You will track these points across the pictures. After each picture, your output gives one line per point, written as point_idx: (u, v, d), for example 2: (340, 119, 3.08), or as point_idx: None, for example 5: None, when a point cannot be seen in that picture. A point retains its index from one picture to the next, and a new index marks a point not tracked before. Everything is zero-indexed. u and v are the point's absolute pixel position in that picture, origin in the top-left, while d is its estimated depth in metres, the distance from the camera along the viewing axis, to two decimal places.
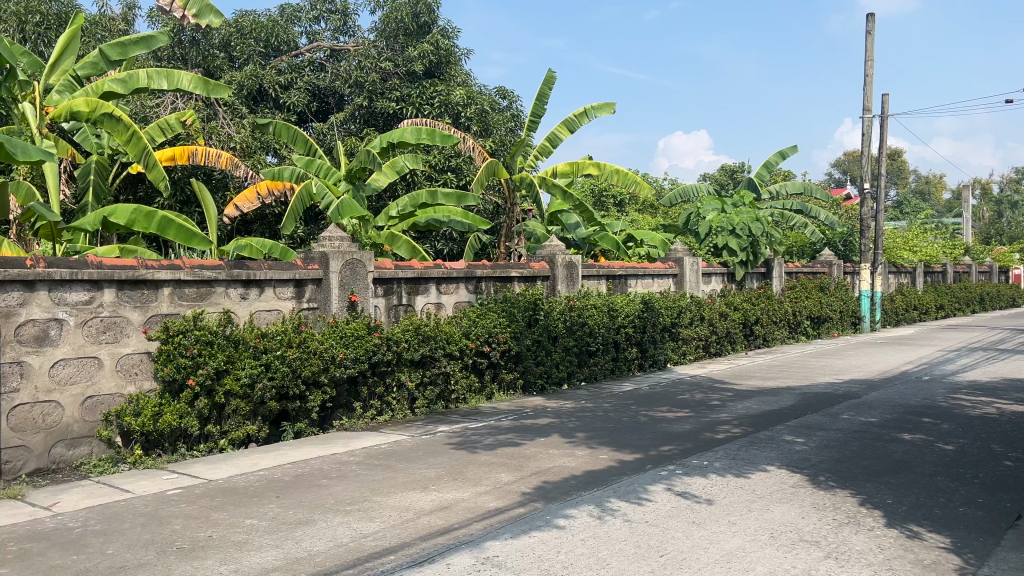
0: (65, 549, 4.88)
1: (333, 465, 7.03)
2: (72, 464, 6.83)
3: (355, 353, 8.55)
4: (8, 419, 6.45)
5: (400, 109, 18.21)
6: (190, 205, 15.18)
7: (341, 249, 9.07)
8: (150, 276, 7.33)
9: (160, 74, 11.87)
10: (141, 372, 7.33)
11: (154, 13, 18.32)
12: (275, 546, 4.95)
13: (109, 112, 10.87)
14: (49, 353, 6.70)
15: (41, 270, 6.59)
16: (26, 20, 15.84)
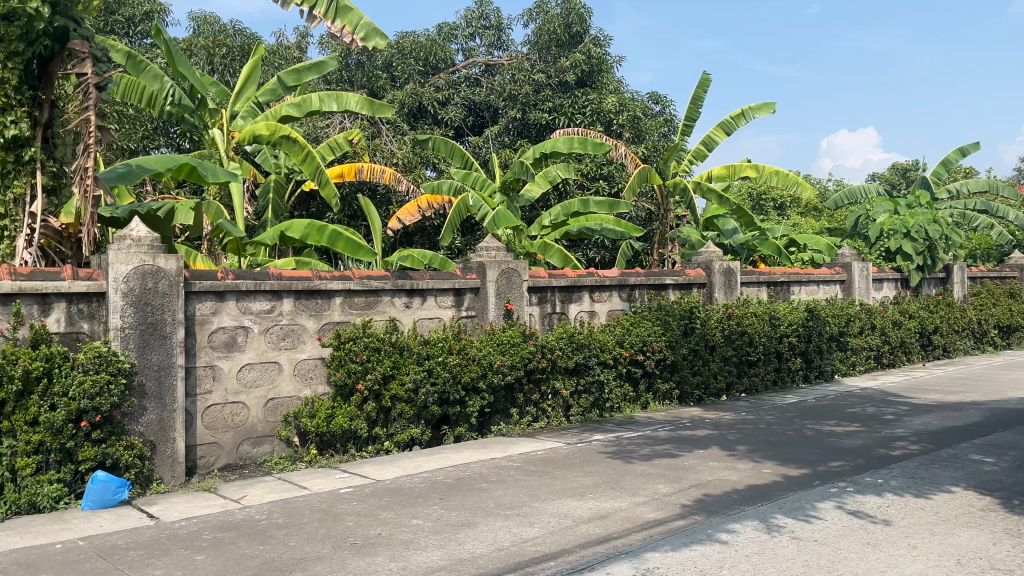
0: (253, 539, 5.30)
1: (491, 470, 7.19)
2: (257, 460, 7.41)
3: (511, 359, 8.72)
4: (203, 418, 7.07)
5: (553, 119, 18.46)
6: (357, 219, 16.05)
7: (498, 259, 9.27)
8: (323, 286, 7.80)
9: (330, 96, 12.63)
10: (316, 377, 7.84)
11: (324, 40, 19.56)
12: (440, 547, 5.14)
13: (286, 135, 11.71)
14: (237, 358, 7.30)
15: (230, 282, 7.21)
16: (214, 53, 17.34)
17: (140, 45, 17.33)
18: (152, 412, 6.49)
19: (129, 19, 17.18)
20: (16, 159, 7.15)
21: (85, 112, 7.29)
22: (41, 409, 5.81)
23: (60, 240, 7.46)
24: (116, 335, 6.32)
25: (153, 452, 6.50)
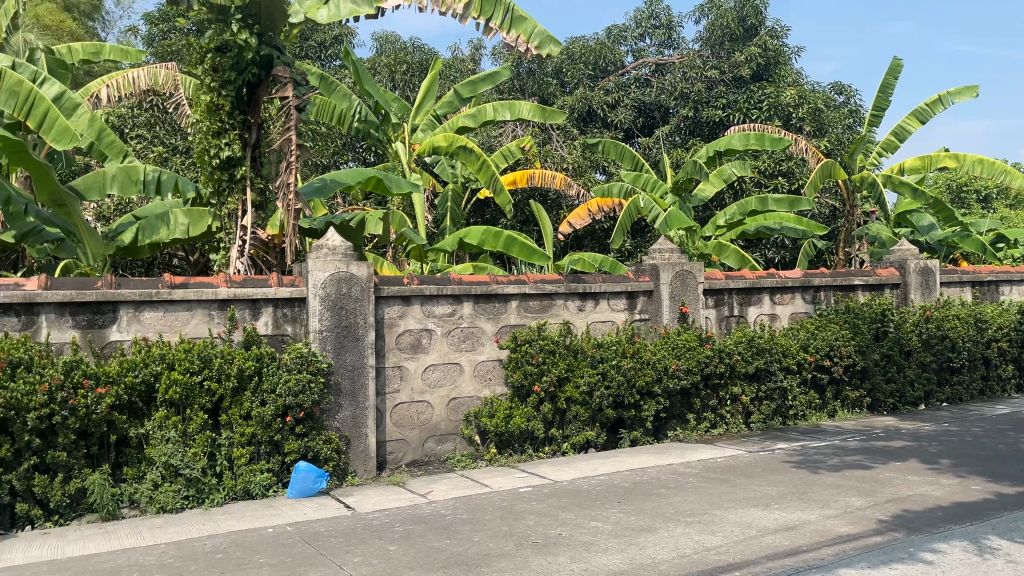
0: (440, 533, 5.54)
1: (669, 475, 7.08)
2: (441, 457, 7.74)
3: (687, 363, 8.55)
4: (391, 416, 7.48)
5: (727, 116, 17.93)
6: (529, 224, 16.36)
7: (672, 261, 9.10)
8: (500, 290, 8.02)
9: (503, 106, 13.01)
10: (494, 378, 8.07)
11: (497, 50, 20.12)
12: (620, 550, 5.13)
13: (463, 145, 12.18)
14: (421, 359, 7.65)
15: (414, 287, 7.58)
16: (396, 70, 18.32)
17: (330, 67, 18.62)
18: (347, 409, 6.96)
19: (320, 44, 18.51)
20: (230, 177, 7.94)
21: (287, 132, 7.90)
22: (253, 404, 6.37)
23: (267, 250, 8.18)
24: (316, 337, 6.83)
25: (349, 446, 6.96)
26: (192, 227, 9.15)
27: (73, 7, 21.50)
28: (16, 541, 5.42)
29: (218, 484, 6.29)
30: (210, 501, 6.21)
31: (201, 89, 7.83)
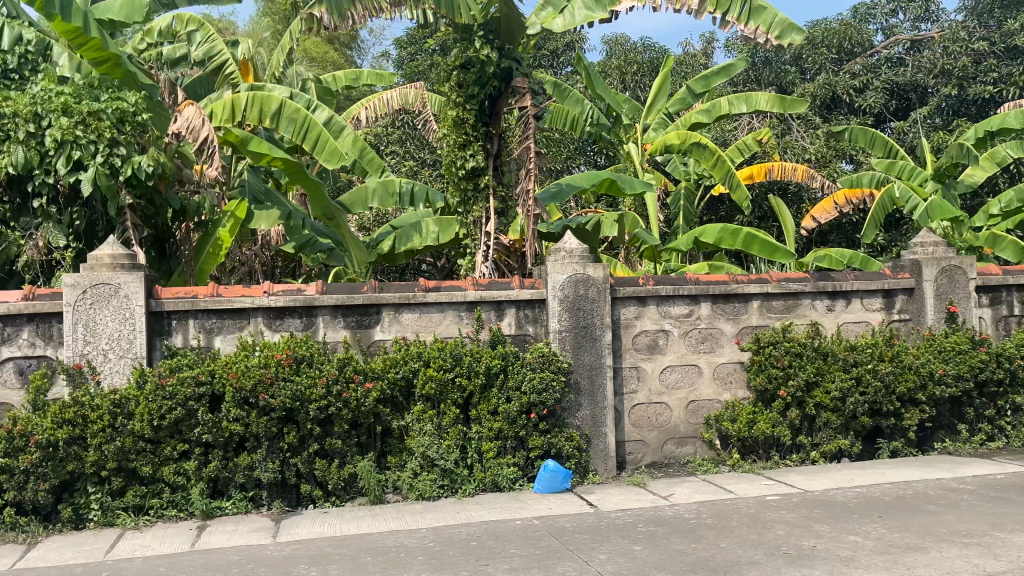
0: (685, 537, 5.46)
1: (938, 492, 6.43)
2: (681, 460, 7.64)
3: (957, 369, 7.71)
4: (630, 416, 7.49)
5: (1000, 91, 15.99)
6: (768, 220, 15.65)
7: (937, 256, 8.26)
8: (741, 290, 7.72)
9: (739, 98, 12.61)
10: (736, 381, 7.81)
11: (731, 42, 19.49)
12: (884, 569, 4.75)
13: (697, 142, 11.89)
14: (659, 360, 7.57)
15: (651, 287, 7.52)
16: (626, 71, 18.37)
17: (563, 73, 19.09)
18: (587, 408, 7.07)
19: (553, 52, 19.03)
20: (475, 186, 8.40)
21: (526, 141, 8.17)
22: (500, 401, 6.69)
23: (508, 255, 8.52)
24: (556, 337, 7.03)
25: (590, 445, 7.08)
26: (441, 234, 10.08)
27: (335, 39, 23.91)
28: (304, 517, 6.12)
29: (470, 475, 6.68)
30: (463, 491, 6.62)
31: (448, 105, 8.35)
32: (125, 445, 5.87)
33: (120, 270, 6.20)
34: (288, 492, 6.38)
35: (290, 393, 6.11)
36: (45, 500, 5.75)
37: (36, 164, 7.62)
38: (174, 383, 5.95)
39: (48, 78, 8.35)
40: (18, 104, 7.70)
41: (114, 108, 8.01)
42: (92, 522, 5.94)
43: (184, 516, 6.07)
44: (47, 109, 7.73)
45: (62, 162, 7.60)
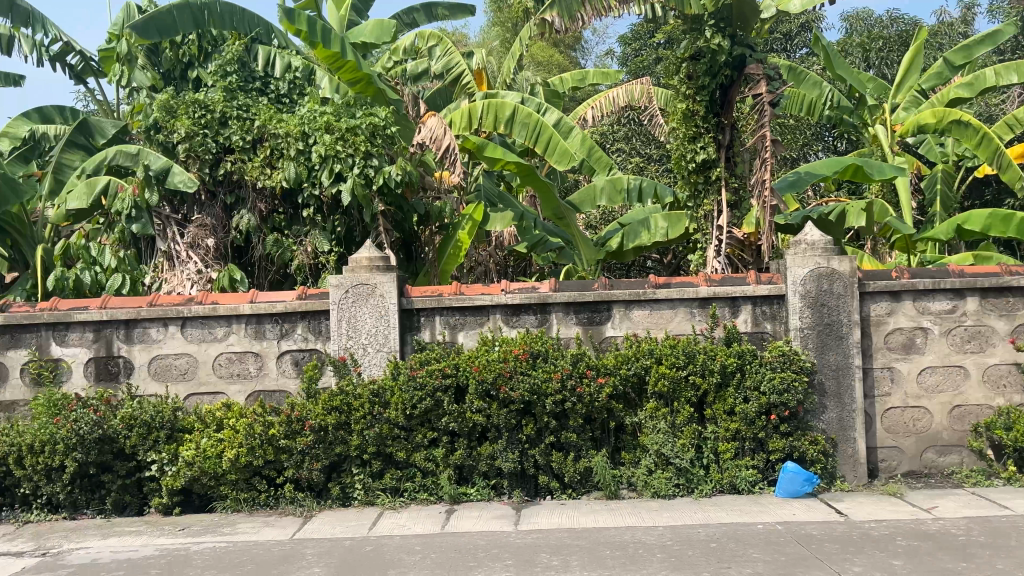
0: (953, 554, 4.96)
1: None
2: (944, 471, 6.94)
3: None
4: (883, 421, 6.91)
5: None
6: None
7: None
8: (1017, 283, 6.83)
9: (1009, 68, 11.39)
10: (1011, 385, 6.94)
11: (995, 6, 17.47)
12: None
13: (957, 119, 10.66)
14: (916, 360, 6.91)
15: (906, 281, 6.88)
16: (870, 48, 17.05)
17: (797, 57, 18.09)
18: (832, 411, 6.65)
19: (787, 35, 18.11)
20: (706, 179, 8.17)
21: (761, 129, 7.89)
22: (736, 400, 6.48)
23: (743, 249, 8.45)
24: (797, 335, 6.66)
25: (836, 449, 6.65)
26: (670, 229, 10.33)
27: (560, 42, 24.43)
28: (543, 508, 6.33)
29: (706, 475, 6.54)
30: (699, 491, 6.49)
31: (677, 98, 8.20)
32: (382, 431, 6.41)
33: (376, 271, 6.79)
34: (527, 482, 6.61)
35: (528, 386, 6.33)
36: (318, 478, 6.45)
37: (306, 178, 8.74)
38: (424, 374, 6.40)
39: (313, 100, 9.35)
40: (290, 126, 8.79)
41: (367, 124, 8.70)
42: (357, 500, 6.54)
43: (433, 500, 6.51)
44: (313, 128, 8.66)
45: (326, 176, 8.55)
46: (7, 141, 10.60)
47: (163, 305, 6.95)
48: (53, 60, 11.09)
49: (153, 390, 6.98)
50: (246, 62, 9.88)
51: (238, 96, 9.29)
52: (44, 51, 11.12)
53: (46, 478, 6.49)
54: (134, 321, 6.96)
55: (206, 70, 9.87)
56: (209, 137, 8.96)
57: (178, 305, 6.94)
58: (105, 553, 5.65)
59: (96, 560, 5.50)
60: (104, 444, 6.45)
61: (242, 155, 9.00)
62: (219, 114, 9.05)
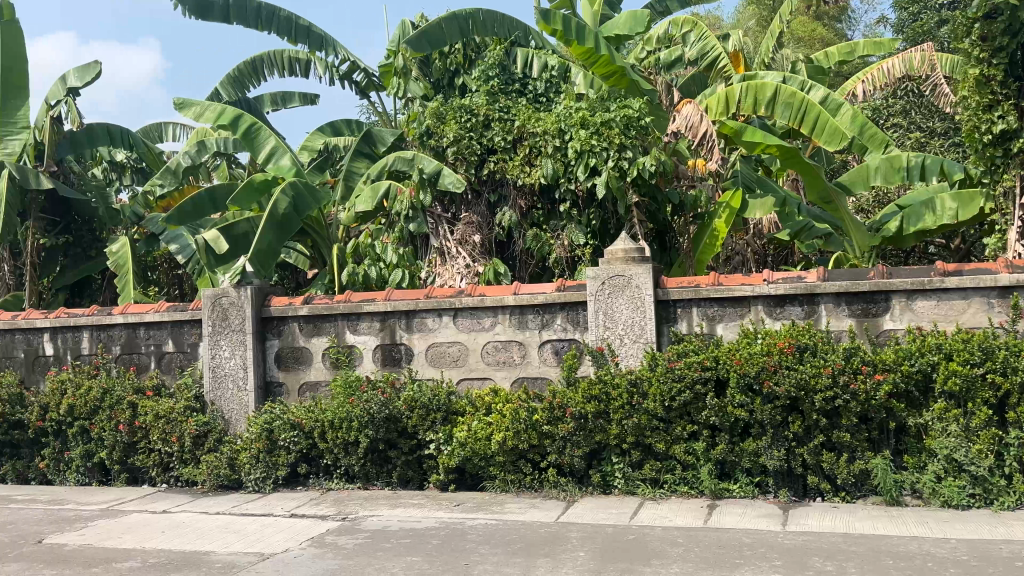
0: None
1: None
2: None
3: None
4: None
5: None
6: None
7: None
8: None
9: None
10: None
11: None
12: None
13: None
14: None
15: None
16: None
17: None
18: None
19: None
20: (1005, 152, 7.23)
21: None
22: None
23: None
24: None
25: None
26: (960, 211, 9.37)
27: (824, 14, 22.81)
28: (813, 510, 5.97)
29: (1009, 487, 5.77)
30: (1000, 504, 5.75)
31: (967, 63, 7.31)
32: (641, 422, 6.43)
33: (633, 262, 6.82)
34: (795, 482, 6.29)
35: (794, 381, 6.01)
36: (579, 464, 6.64)
37: (562, 174, 9.07)
38: (682, 366, 6.32)
39: (569, 96, 9.65)
40: (548, 123, 9.14)
41: (621, 115, 8.90)
42: (617, 489, 6.64)
43: (694, 494, 6.43)
44: (569, 124, 8.99)
45: (581, 171, 8.84)
46: (307, 154, 12.00)
47: (437, 296, 7.53)
48: (342, 79, 12.43)
49: (430, 375, 7.59)
50: (506, 65, 10.38)
51: (500, 99, 9.77)
52: (335, 72, 12.49)
53: (344, 451, 7.35)
54: (413, 312, 7.62)
55: (471, 76, 10.53)
56: (475, 140, 9.55)
57: (450, 297, 7.49)
58: (394, 521, 6.27)
59: (386, 527, 6.13)
60: (390, 423, 7.17)
61: (504, 155, 9.45)
62: (483, 117, 9.57)
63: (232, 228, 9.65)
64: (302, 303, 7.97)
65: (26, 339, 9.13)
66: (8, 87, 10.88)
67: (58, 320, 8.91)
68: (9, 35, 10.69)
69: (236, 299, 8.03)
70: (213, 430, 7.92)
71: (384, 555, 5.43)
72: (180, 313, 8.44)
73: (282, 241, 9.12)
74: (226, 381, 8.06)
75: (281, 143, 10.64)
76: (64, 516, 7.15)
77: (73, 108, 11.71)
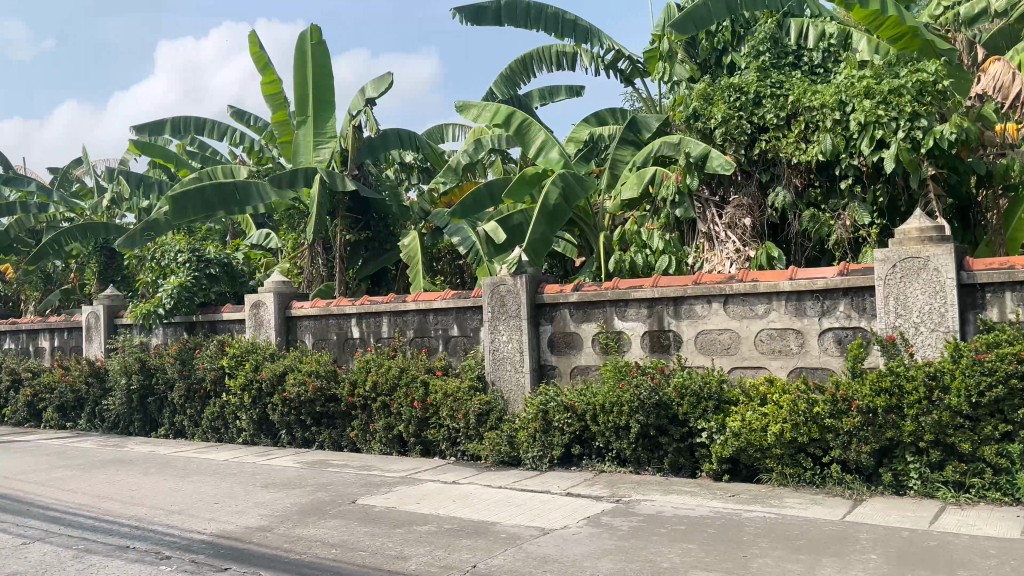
0: None
1: None
2: None
3: None
4: None
5: None
6: None
7: None
8: None
9: None
10: None
11: None
12: None
13: None
14: None
15: None
16: None
17: None
18: None
19: None
20: None
21: None
22: None
23: None
24: None
25: None
26: None
27: None
28: None
29: None
30: None
31: None
32: (942, 419, 5.83)
33: (930, 243, 6.19)
34: None
35: None
36: (867, 462, 6.18)
37: (844, 149, 8.49)
38: (993, 359, 5.62)
39: (850, 64, 8.96)
40: (827, 96, 8.56)
41: (914, 81, 8.14)
42: (913, 491, 6.09)
43: (1010, 502, 5.72)
44: (851, 95, 8.37)
45: (867, 144, 8.21)
46: (572, 145, 12.13)
47: (707, 283, 7.37)
48: (607, 68, 12.58)
49: (700, 362, 7.48)
50: (778, 38, 9.84)
51: (772, 74, 9.27)
52: (600, 62, 12.67)
53: (616, 435, 7.49)
54: (682, 299, 7.55)
55: (740, 54, 10.20)
56: (745, 119, 9.14)
57: (720, 284, 7.31)
58: (668, 507, 6.28)
59: (661, 512, 6.16)
60: (661, 409, 7.17)
61: (777, 133, 8.98)
62: (753, 95, 9.15)
63: (508, 219, 10.20)
64: (572, 290, 8.24)
65: (338, 323, 10.41)
66: (319, 102, 12.43)
67: (363, 306, 10.03)
68: (319, 57, 12.18)
69: (512, 287, 8.49)
70: (494, 410, 8.46)
71: (660, 540, 5.47)
72: (463, 300, 9.14)
73: (553, 231, 9.46)
74: (505, 364, 8.57)
75: (551, 136, 11.02)
76: (372, 480, 8.06)
77: (370, 116, 13.08)
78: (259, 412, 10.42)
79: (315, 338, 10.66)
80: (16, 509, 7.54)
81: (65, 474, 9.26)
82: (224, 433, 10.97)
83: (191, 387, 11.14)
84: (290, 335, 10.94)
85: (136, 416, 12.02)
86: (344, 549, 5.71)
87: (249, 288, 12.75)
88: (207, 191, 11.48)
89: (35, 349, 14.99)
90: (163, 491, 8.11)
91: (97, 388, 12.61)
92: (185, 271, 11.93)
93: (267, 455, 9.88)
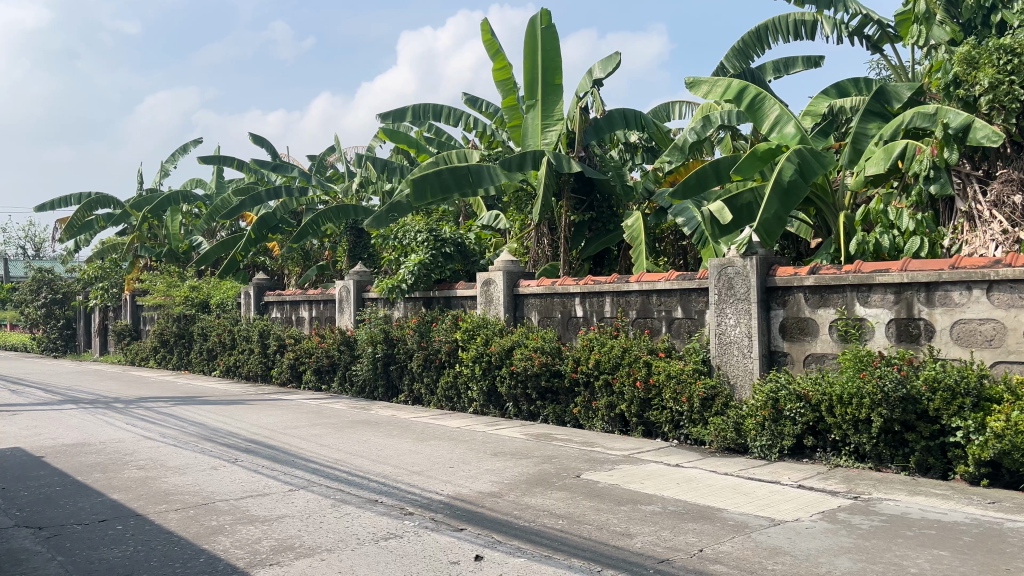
0: None
1: None
2: None
3: None
4: None
5: None
6: None
7: None
8: None
9: None
10: None
11: None
12: None
13: None
14: None
15: None
16: None
17: None
18: None
19: None
20: None
21: None
22: None
23: None
24: None
25: None
26: None
27: None
28: None
29: None
30: None
31: None
32: None
33: None
34: None
35: None
36: None
37: None
38: None
39: None
40: None
41: None
42: None
43: None
44: None
45: None
46: (809, 119, 11.36)
47: (967, 268, 6.69)
48: (852, 35, 11.69)
49: (957, 354, 6.81)
50: None
51: None
52: (844, 28, 11.80)
53: (854, 428, 7.04)
54: (936, 284, 6.90)
55: (1013, 10, 9.08)
56: (1018, 84, 8.07)
57: (983, 268, 6.59)
58: (916, 509, 5.81)
59: (907, 513, 5.71)
60: (908, 404, 6.62)
61: None
62: None
63: (735, 198, 9.86)
64: (808, 273, 7.81)
65: (562, 301, 10.66)
66: (546, 85, 12.62)
67: (587, 286, 10.20)
68: (548, 41, 12.31)
69: (741, 269, 8.23)
70: (720, 395, 8.26)
71: (906, 543, 5.08)
72: (688, 281, 9.00)
73: (786, 210, 8.99)
74: (732, 348, 8.34)
75: (786, 110, 10.46)
76: (595, 456, 8.23)
77: (597, 98, 13.17)
78: (488, 384, 10.97)
79: (541, 315, 11.00)
80: (283, 459, 8.55)
81: (322, 431, 10.35)
82: (456, 402, 11.68)
83: (428, 357, 11.95)
84: (517, 312, 11.38)
85: (380, 382, 13.11)
86: (570, 521, 5.89)
87: (480, 267, 13.37)
88: (443, 174, 12.19)
89: (297, 318, 16.81)
90: (405, 452, 8.81)
91: (347, 355, 13.93)
92: (424, 249, 12.80)
93: (496, 425, 10.39)
